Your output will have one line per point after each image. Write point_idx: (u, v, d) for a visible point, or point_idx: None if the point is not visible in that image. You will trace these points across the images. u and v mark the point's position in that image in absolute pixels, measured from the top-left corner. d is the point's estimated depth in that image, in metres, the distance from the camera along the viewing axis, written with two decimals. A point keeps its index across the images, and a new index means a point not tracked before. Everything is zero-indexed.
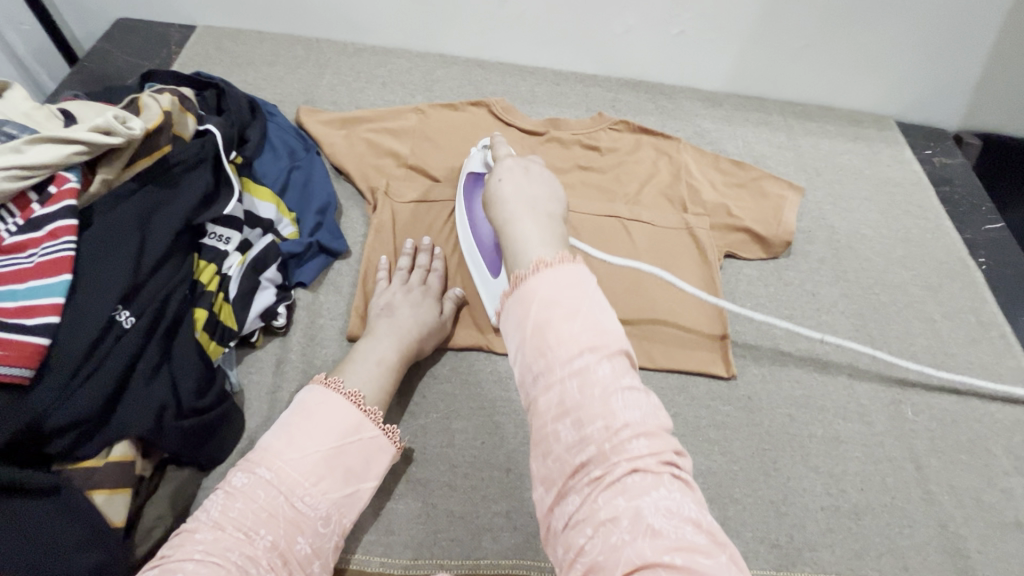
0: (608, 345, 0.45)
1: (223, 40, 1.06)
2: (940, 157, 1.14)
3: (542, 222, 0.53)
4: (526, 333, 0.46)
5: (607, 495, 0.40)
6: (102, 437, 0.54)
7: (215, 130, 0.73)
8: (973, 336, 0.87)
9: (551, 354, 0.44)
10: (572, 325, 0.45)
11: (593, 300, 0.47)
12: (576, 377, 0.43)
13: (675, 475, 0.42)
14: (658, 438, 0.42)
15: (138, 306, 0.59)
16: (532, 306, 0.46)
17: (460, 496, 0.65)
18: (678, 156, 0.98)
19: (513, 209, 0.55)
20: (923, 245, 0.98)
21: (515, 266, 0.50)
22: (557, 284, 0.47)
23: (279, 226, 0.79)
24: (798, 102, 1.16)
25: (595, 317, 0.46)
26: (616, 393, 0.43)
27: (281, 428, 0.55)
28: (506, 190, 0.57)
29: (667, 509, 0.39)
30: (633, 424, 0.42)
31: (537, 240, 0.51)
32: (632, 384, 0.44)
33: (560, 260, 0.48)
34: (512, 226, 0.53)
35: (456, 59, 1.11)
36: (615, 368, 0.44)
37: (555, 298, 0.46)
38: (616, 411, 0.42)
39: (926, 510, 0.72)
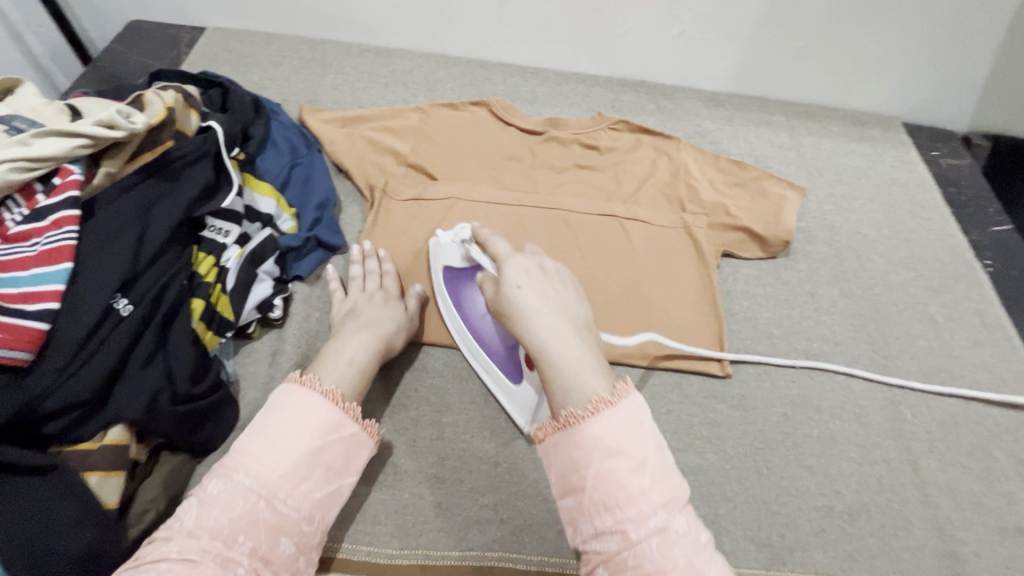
0: (673, 495, 0.45)
1: (231, 41, 1.09)
2: (947, 158, 1.12)
3: (582, 336, 0.52)
4: (585, 484, 0.46)
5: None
6: (99, 420, 0.55)
7: (216, 126, 0.75)
8: (977, 338, 0.86)
9: (620, 507, 0.45)
10: (636, 474, 0.45)
11: (652, 439, 0.47)
12: (654, 535, 0.43)
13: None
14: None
15: (136, 294, 0.61)
16: (593, 458, 0.46)
17: (447, 488, 0.65)
18: (677, 156, 0.98)
19: (546, 327, 0.52)
20: (927, 246, 0.96)
21: (558, 396, 0.50)
22: (619, 430, 0.47)
23: (278, 220, 0.80)
24: (802, 102, 1.15)
25: (652, 461, 0.46)
26: (689, 544, 0.44)
27: (257, 432, 0.54)
28: (529, 305, 0.54)
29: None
30: (710, 574, 0.43)
31: (570, 347, 0.51)
32: (697, 531, 0.45)
33: (614, 393, 0.48)
34: (546, 352, 0.51)
35: (458, 59, 1.12)
36: (680, 517, 0.45)
37: (618, 444, 0.46)
38: (694, 558, 0.43)
39: (923, 513, 0.71)
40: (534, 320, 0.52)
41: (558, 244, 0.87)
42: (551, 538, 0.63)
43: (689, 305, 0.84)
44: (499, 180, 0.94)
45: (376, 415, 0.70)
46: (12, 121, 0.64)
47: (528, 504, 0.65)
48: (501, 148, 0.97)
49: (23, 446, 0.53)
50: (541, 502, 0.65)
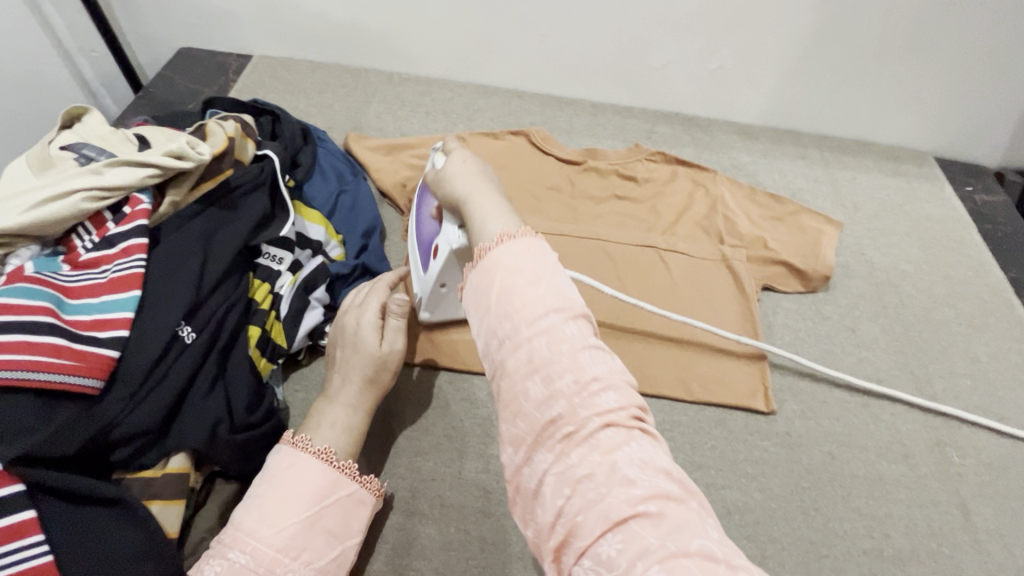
0: (568, 310, 0.43)
1: (278, 69, 1.12)
2: (981, 194, 1.12)
3: (497, 198, 0.54)
4: (489, 314, 0.44)
5: (590, 450, 0.39)
6: (161, 448, 0.56)
7: (273, 155, 0.77)
8: (1021, 378, 0.85)
9: (516, 323, 0.43)
10: (533, 289, 0.44)
11: (555, 274, 0.45)
12: (546, 339, 0.42)
13: (646, 431, 0.41)
14: (628, 395, 0.41)
15: (200, 321, 0.61)
16: (499, 279, 0.45)
17: (493, 522, 0.65)
18: (714, 188, 0.99)
19: (469, 186, 0.56)
20: (966, 283, 0.96)
21: (478, 241, 0.49)
22: (518, 255, 0.46)
23: (327, 247, 0.81)
24: (835, 136, 1.16)
25: (557, 284, 0.45)
26: (585, 356, 0.41)
27: (251, 502, 0.55)
28: (462, 167, 0.58)
29: (643, 458, 0.38)
30: (602, 380, 0.41)
31: (488, 205, 0.53)
32: (600, 347, 0.43)
33: (518, 231, 0.47)
34: (479, 213, 0.52)
35: (496, 89, 1.14)
36: (579, 333, 0.43)
37: (524, 267, 0.45)
38: (585, 370, 0.41)
39: (976, 560, 0.69)
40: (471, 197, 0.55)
41: (598, 272, 0.88)
42: None
43: (732, 339, 0.84)
44: (540, 209, 0.95)
45: (422, 445, 0.69)
46: (82, 150, 0.66)
47: None
48: (541, 177, 0.99)
49: (89, 475, 0.53)
50: None
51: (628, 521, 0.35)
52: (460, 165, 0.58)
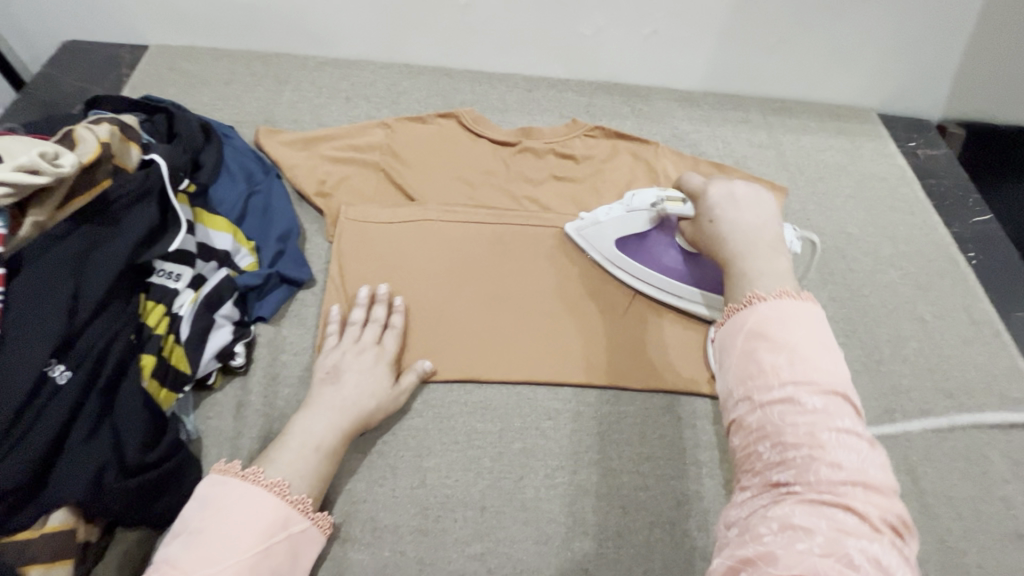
0: (826, 381, 0.38)
1: (176, 59, 1.01)
2: (924, 149, 1.11)
3: (772, 255, 0.48)
4: (747, 364, 0.41)
5: (794, 537, 0.33)
6: (38, 505, 0.50)
7: (160, 159, 0.68)
8: (965, 336, 0.85)
9: (770, 385, 0.39)
10: (786, 356, 0.40)
11: (829, 352, 0.40)
12: (807, 415, 0.37)
13: (899, 547, 0.34)
14: (885, 503, 0.35)
15: (75, 357, 0.55)
16: (763, 332, 0.41)
17: (431, 541, 0.61)
18: (656, 162, 0.95)
19: (745, 252, 0.48)
20: (911, 243, 0.95)
21: (748, 288, 0.46)
22: (793, 313, 0.42)
23: (236, 256, 0.74)
24: (778, 98, 1.12)
25: (821, 360, 0.40)
26: (832, 431, 0.36)
27: (194, 537, 0.49)
28: (739, 229, 0.50)
29: (876, 558, 0.32)
30: (849, 474, 0.35)
31: (765, 264, 0.47)
32: (862, 438, 0.37)
33: (799, 295, 0.44)
34: (740, 280, 0.47)
35: (422, 68, 1.06)
36: (831, 407, 0.37)
37: (795, 333, 0.41)
38: (824, 453, 0.36)
39: (925, 527, 0.68)
40: (740, 254, 0.48)
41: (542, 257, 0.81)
42: None
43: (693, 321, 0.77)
44: (478, 197, 0.89)
45: (351, 466, 0.64)
46: None
47: (517, 551, 0.61)
48: (475, 162, 0.93)
49: None
50: (530, 548, 0.61)
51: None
52: (725, 196, 0.54)
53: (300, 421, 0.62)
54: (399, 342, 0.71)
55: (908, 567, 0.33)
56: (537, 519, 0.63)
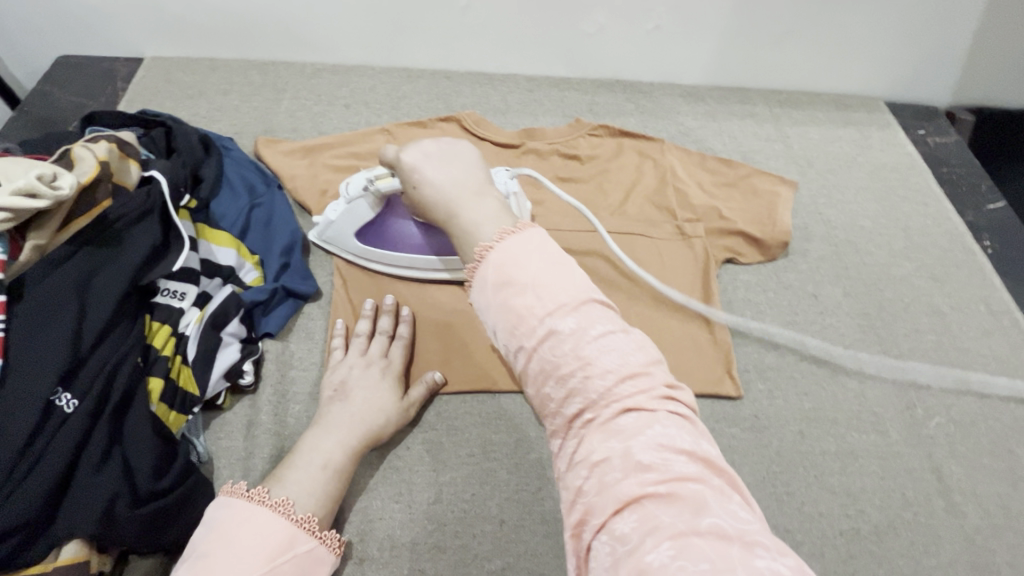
0: (570, 298, 0.42)
1: (173, 70, 1.00)
2: (934, 137, 1.09)
3: (478, 198, 0.50)
4: (513, 321, 0.42)
5: (604, 472, 0.37)
6: (49, 538, 0.49)
7: (160, 176, 0.67)
8: (985, 328, 0.83)
9: (531, 328, 0.42)
10: (534, 293, 0.42)
11: (562, 265, 0.44)
12: (567, 342, 0.41)
13: (672, 412, 0.40)
14: (644, 381, 0.40)
15: (82, 384, 0.54)
16: (505, 283, 0.43)
17: (450, 558, 0.60)
18: (663, 159, 0.93)
19: (460, 205, 0.50)
20: (926, 234, 0.93)
21: (468, 247, 0.47)
22: (522, 250, 0.44)
23: (240, 271, 0.73)
24: (784, 90, 1.10)
25: (557, 286, 0.43)
26: (591, 344, 0.41)
27: (199, 561, 0.48)
28: (443, 188, 0.52)
29: (664, 445, 0.37)
30: (615, 373, 0.40)
31: (477, 210, 0.49)
32: (617, 331, 0.42)
33: (514, 225, 0.46)
34: (461, 233, 0.49)
35: (421, 72, 1.05)
36: (585, 320, 0.42)
37: (529, 266, 0.43)
38: (592, 369, 0.40)
39: (952, 526, 0.67)
40: (455, 208, 0.50)
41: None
42: None
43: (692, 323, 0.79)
44: None
45: (366, 483, 0.63)
46: None
47: (538, 565, 0.60)
48: None
49: None
50: (551, 561, 0.60)
51: (641, 501, 0.35)
52: (418, 156, 0.55)
53: (314, 439, 0.61)
54: (406, 354, 0.70)
55: (685, 425, 0.40)
56: (557, 532, 0.62)
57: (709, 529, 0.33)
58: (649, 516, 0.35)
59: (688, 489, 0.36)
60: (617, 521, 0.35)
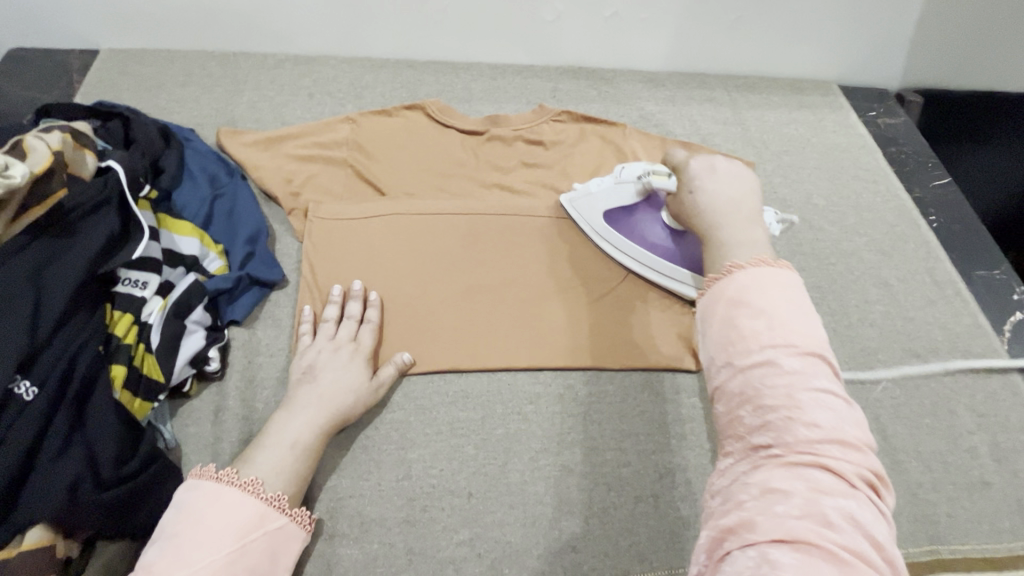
0: (808, 344, 0.41)
1: (130, 62, 0.98)
2: (884, 118, 1.13)
3: (752, 223, 0.52)
4: (734, 337, 0.42)
5: (774, 501, 0.35)
6: (10, 525, 0.49)
7: (117, 165, 0.67)
8: (929, 297, 0.87)
9: (749, 351, 0.41)
10: (765, 321, 0.42)
11: (810, 315, 0.43)
12: (793, 380, 0.39)
13: (870, 498, 0.36)
14: (858, 458, 0.37)
15: (40, 373, 0.54)
16: (732, 300, 0.44)
17: (419, 531, 0.61)
18: (624, 144, 0.96)
19: (723, 224, 0.52)
20: (875, 210, 0.97)
21: (720, 260, 0.49)
22: (767, 280, 0.44)
23: (204, 261, 0.73)
24: (741, 75, 1.14)
25: (795, 324, 0.42)
26: (807, 394, 0.38)
27: (168, 542, 0.50)
28: (719, 199, 0.54)
29: (851, 513, 0.34)
30: (826, 432, 0.37)
31: (742, 233, 0.51)
32: (837, 394, 0.39)
33: (770, 258, 0.46)
34: (720, 249, 0.51)
35: (385, 61, 1.05)
36: (809, 367, 0.40)
37: (771, 299, 0.43)
38: (801, 414, 0.38)
39: (897, 482, 0.71)
40: (717, 225, 0.53)
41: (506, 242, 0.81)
42: (531, 565, 0.61)
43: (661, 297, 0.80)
44: (449, 187, 0.89)
45: (335, 463, 0.64)
46: None
47: (505, 534, 0.62)
48: (443, 153, 0.92)
49: None
50: (518, 530, 0.62)
51: (806, 544, 0.33)
52: (708, 172, 0.57)
53: (283, 420, 0.62)
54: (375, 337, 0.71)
55: (881, 518, 0.35)
56: (523, 502, 0.64)
57: None
58: (813, 566, 0.32)
59: (870, 573, 0.32)
60: (775, 548, 0.33)
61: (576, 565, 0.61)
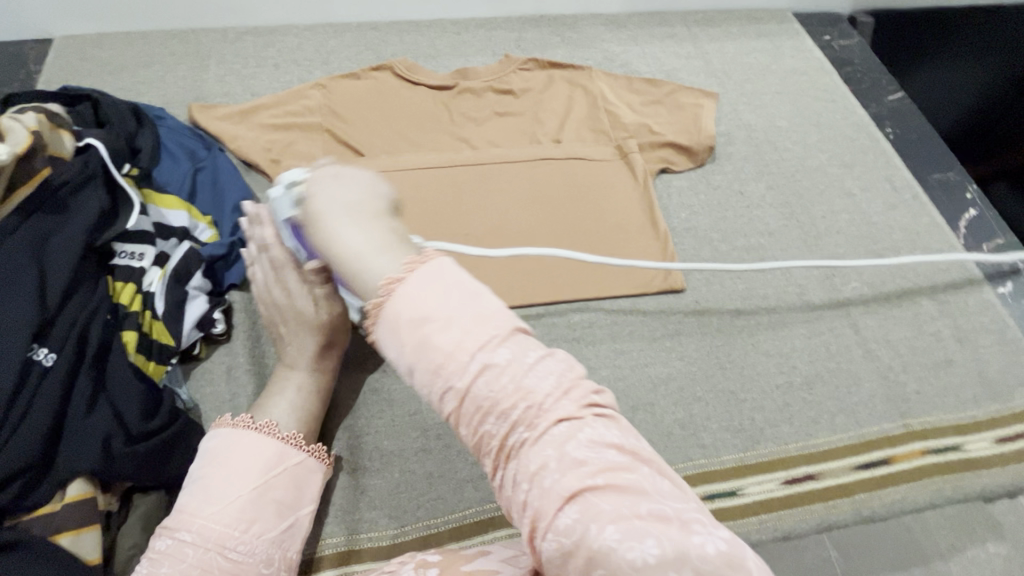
0: (498, 329, 0.37)
1: (87, 48, 0.97)
2: (839, 40, 1.17)
3: (358, 222, 0.42)
4: (439, 364, 0.36)
5: (543, 475, 0.35)
6: (52, 481, 0.52)
7: (98, 142, 0.66)
8: (890, 203, 0.93)
9: (455, 369, 0.36)
10: (455, 330, 0.36)
11: (476, 292, 0.38)
12: (485, 380, 0.36)
13: (606, 418, 0.37)
14: (582, 388, 0.37)
15: (56, 339, 0.56)
16: (406, 321, 0.37)
17: (436, 457, 0.65)
18: (592, 85, 0.98)
19: (325, 224, 0.42)
20: (835, 127, 1.02)
21: (361, 290, 0.40)
22: (427, 284, 0.38)
23: (196, 232, 0.74)
24: (698, 11, 1.16)
25: (461, 315, 0.37)
26: (526, 371, 0.36)
27: (196, 484, 0.53)
28: (320, 206, 0.43)
29: (594, 441, 0.35)
30: (549, 403, 0.35)
31: (352, 239, 0.41)
32: (544, 353, 0.37)
33: (407, 260, 0.39)
34: (355, 282, 0.40)
35: (347, 26, 1.05)
36: (511, 348, 0.36)
37: (435, 300, 0.37)
38: (536, 401, 0.36)
39: (870, 369, 0.77)
40: (330, 234, 0.42)
41: (509, 197, 0.84)
42: None
43: (635, 232, 0.84)
44: (426, 143, 0.90)
45: (349, 406, 0.68)
46: None
47: None
48: (417, 110, 0.93)
49: None
50: None
51: (583, 494, 0.34)
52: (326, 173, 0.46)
53: (299, 364, 0.65)
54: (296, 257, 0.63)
55: (618, 423, 0.37)
56: None
57: (649, 511, 0.33)
58: (592, 506, 0.33)
59: (637, 500, 0.34)
60: (561, 516, 0.33)
61: None
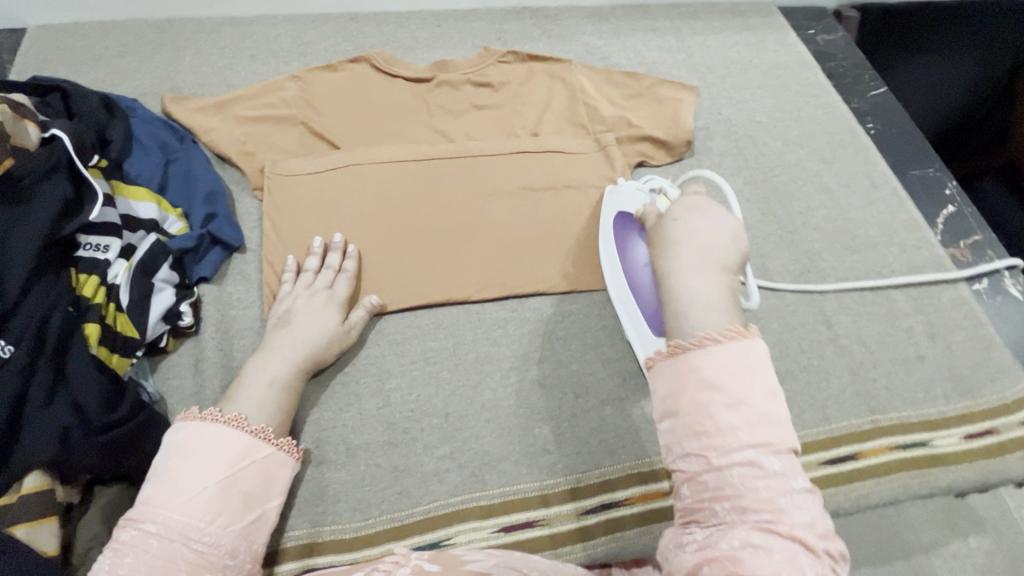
0: (781, 443, 0.43)
1: (60, 38, 0.96)
2: (823, 34, 1.16)
3: (710, 274, 0.50)
4: (705, 428, 0.43)
5: (755, 555, 0.39)
6: (6, 474, 0.52)
7: (63, 134, 0.66)
8: (868, 198, 0.93)
9: (727, 438, 0.43)
10: (738, 414, 0.43)
11: (774, 399, 0.45)
12: (747, 468, 0.42)
13: (833, 571, 0.40)
14: (833, 544, 0.41)
15: (15, 334, 0.56)
16: (692, 378, 0.45)
17: (401, 450, 0.66)
18: (572, 78, 0.97)
19: (680, 263, 0.51)
20: (816, 122, 1.01)
21: (670, 330, 0.49)
22: (733, 363, 0.45)
23: (165, 224, 0.74)
24: (681, 4, 1.15)
25: (756, 408, 0.44)
26: (789, 491, 0.42)
27: (162, 477, 0.52)
28: (695, 244, 0.52)
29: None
30: (796, 525, 0.41)
31: (692, 287, 0.50)
32: (808, 489, 0.43)
33: (738, 328, 0.47)
34: (669, 313, 0.50)
35: (326, 16, 1.04)
36: (787, 467, 0.42)
37: (733, 387, 0.44)
38: (786, 515, 0.41)
39: (841, 365, 0.77)
40: (675, 274, 0.51)
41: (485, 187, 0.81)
42: (510, 469, 0.66)
43: None
44: (403, 138, 0.90)
45: (316, 399, 0.68)
46: None
47: (483, 445, 0.66)
48: (394, 103, 0.92)
49: None
50: (494, 440, 0.67)
51: None
52: (689, 202, 0.56)
53: (267, 356, 0.65)
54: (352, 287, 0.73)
55: None
56: (499, 416, 0.68)
57: None
58: None
59: None
60: None
61: (550, 465, 0.66)
